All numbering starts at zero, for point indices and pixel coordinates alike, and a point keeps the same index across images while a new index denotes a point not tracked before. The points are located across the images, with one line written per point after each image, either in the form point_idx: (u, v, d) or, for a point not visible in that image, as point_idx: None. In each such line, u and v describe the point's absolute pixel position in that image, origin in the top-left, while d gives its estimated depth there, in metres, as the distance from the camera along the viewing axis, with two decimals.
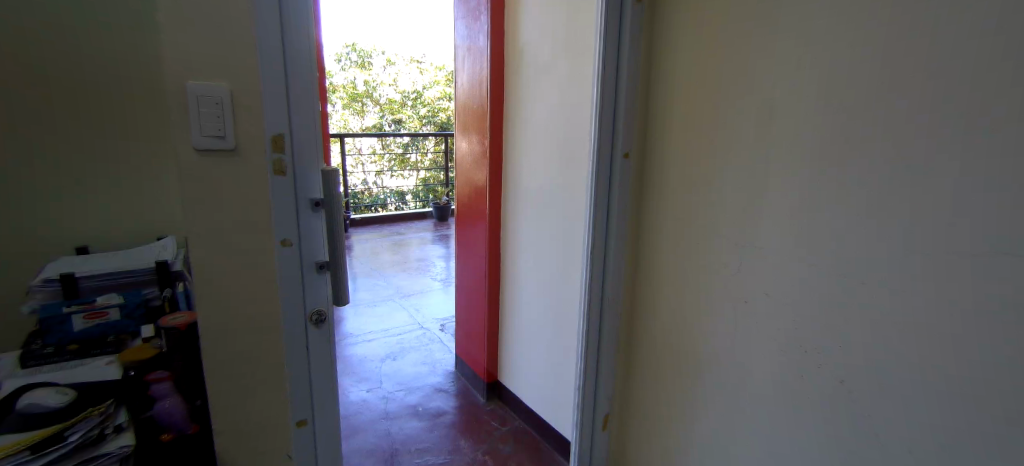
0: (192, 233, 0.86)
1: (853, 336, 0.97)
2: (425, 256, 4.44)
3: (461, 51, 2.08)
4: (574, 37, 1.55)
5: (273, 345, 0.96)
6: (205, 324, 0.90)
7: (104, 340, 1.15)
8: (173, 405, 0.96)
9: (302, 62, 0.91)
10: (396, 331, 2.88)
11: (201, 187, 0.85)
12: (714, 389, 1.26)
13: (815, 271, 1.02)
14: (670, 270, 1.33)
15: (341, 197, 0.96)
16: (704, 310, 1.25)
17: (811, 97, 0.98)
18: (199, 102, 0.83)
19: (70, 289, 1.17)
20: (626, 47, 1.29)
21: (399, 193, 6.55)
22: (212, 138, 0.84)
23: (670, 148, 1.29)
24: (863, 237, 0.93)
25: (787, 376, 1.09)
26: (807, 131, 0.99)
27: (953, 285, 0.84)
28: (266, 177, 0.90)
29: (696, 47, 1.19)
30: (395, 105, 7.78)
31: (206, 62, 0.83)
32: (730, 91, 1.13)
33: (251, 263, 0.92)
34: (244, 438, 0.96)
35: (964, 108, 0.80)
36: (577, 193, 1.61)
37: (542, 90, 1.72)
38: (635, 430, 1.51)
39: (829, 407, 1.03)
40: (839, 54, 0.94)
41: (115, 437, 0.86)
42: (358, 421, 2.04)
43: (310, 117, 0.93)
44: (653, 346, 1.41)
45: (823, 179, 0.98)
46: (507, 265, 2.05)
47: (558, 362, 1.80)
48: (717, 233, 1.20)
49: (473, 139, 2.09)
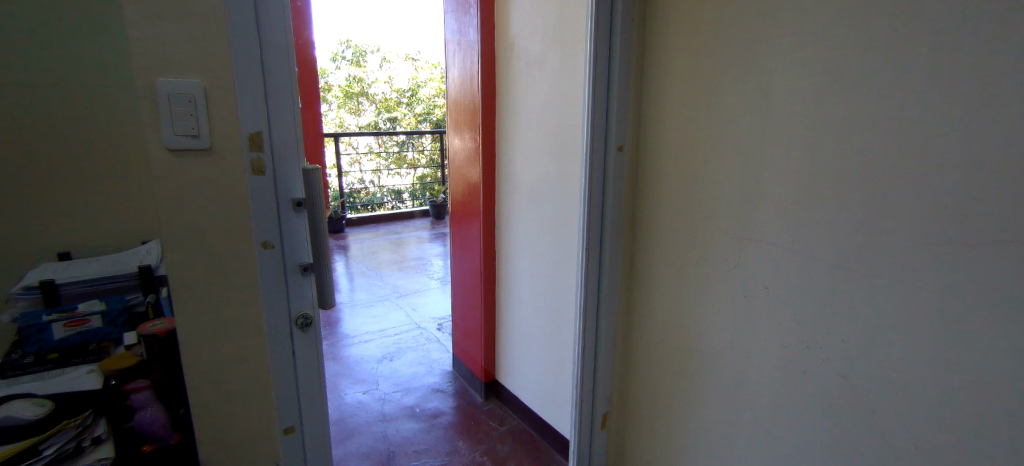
0: (167, 236, 0.82)
1: (853, 330, 0.94)
2: (423, 254, 4.42)
3: (451, 46, 2.04)
4: (566, 27, 1.51)
5: (258, 351, 0.93)
6: (185, 330, 0.87)
7: (85, 348, 1.12)
8: (153, 414, 0.91)
9: (279, 56, 0.87)
10: (393, 331, 2.86)
11: (176, 188, 0.82)
12: (714, 385, 1.23)
13: (815, 264, 0.98)
14: (666, 264, 1.30)
15: (323, 195, 0.92)
16: (702, 305, 1.23)
17: (807, 84, 0.95)
18: (170, 99, 0.79)
19: (50, 297, 1.14)
20: (618, 34, 1.25)
21: (396, 192, 6.52)
22: (186, 137, 0.81)
23: (665, 139, 1.25)
24: (863, 228, 0.90)
25: (788, 372, 1.06)
26: (803, 119, 0.96)
27: (956, 276, 0.81)
28: (245, 177, 0.87)
29: (690, 36, 1.16)
30: (390, 103, 7.75)
31: (177, 58, 0.79)
32: (725, 81, 1.09)
33: (231, 265, 0.88)
34: (228, 446, 0.93)
35: (963, 92, 0.77)
36: (571, 187, 1.58)
37: (534, 84, 1.68)
38: (635, 428, 1.49)
39: (831, 404, 0.99)
40: (834, 40, 0.90)
41: (92, 449, 0.84)
42: (354, 423, 2.01)
43: (290, 114, 0.90)
44: (651, 343, 1.38)
45: (821, 167, 0.94)
46: (502, 263, 2.02)
47: (555, 359, 1.77)
48: (714, 225, 1.16)
49: (465, 135, 2.05)
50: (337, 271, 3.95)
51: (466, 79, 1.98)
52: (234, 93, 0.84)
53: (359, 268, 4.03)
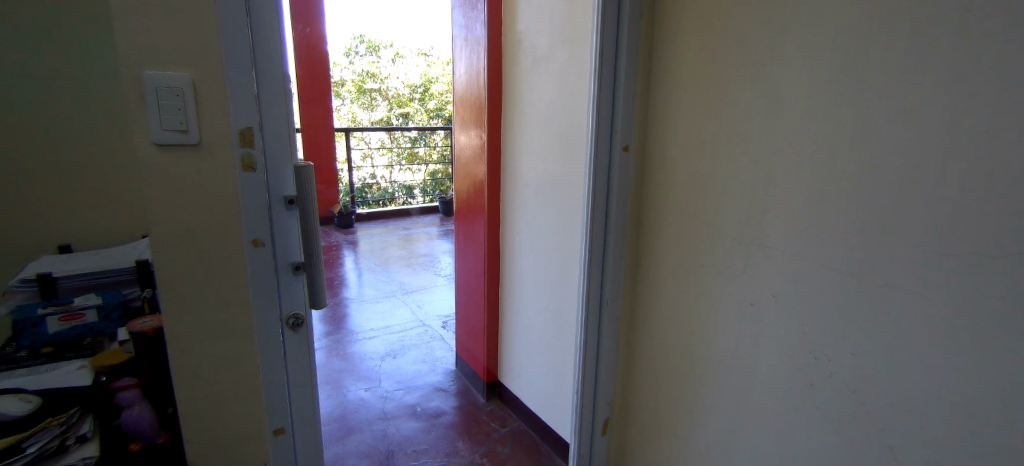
0: (155, 233, 0.81)
1: (864, 343, 0.89)
2: (431, 251, 4.41)
3: (458, 41, 2.01)
4: (574, 23, 1.47)
5: (248, 351, 0.91)
6: (173, 328, 0.85)
7: (79, 343, 1.11)
8: (140, 412, 0.89)
9: (271, 51, 0.85)
10: (398, 328, 2.84)
11: (162, 184, 0.80)
12: (718, 395, 1.19)
13: (825, 273, 0.94)
14: (672, 268, 1.26)
15: (315, 194, 0.90)
16: (707, 312, 1.19)
17: (819, 84, 0.90)
18: (158, 94, 0.77)
19: (47, 290, 1.14)
20: (626, 30, 1.21)
21: (407, 188, 6.52)
22: (174, 132, 0.79)
23: (672, 139, 1.21)
24: (876, 236, 0.85)
25: (795, 385, 1.02)
26: (815, 121, 0.91)
27: (977, 289, 0.76)
28: (235, 173, 0.85)
29: (698, 34, 1.11)
30: (402, 99, 7.75)
31: (165, 51, 0.77)
32: (734, 80, 1.05)
33: (220, 264, 0.87)
34: (215, 448, 0.92)
35: (988, 92, 0.72)
36: (576, 187, 1.54)
37: (541, 81, 1.65)
38: (637, 435, 1.45)
39: (840, 420, 0.95)
40: (848, 36, 0.86)
41: (77, 448, 0.83)
42: (354, 421, 2.00)
43: (281, 110, 0.88)
44: (655, 349, 1.34)
45: (833, 171, 0.89)
46: (506, 262, 1.99)
47: (557, 362, 1.74)
48: (722, 229, 1.12)
49: (471, 132, 2.02)
50: (344, 267, 3.95)
51: (473, 76, 1.95)
52: (224, 88, 0.82)
53: (365, 264, 4.03)
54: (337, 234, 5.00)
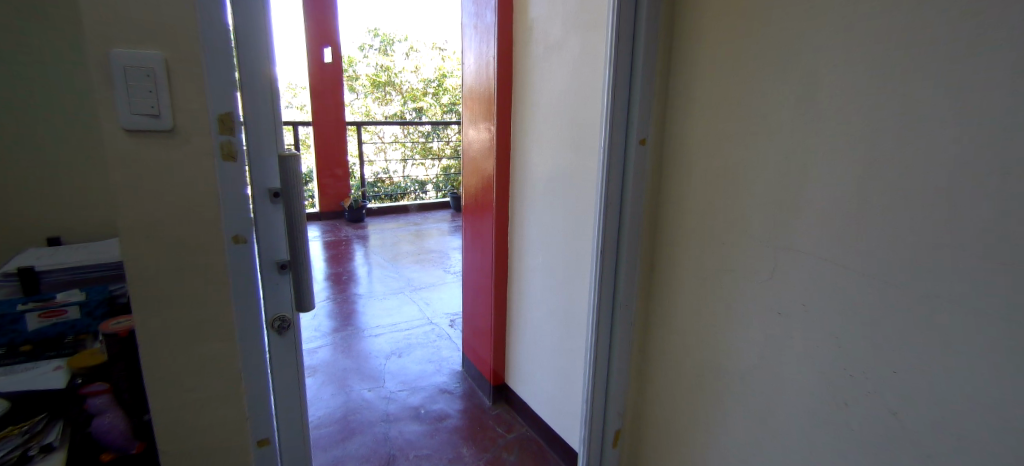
0: (124, 227, 0.74)
1: (909, 360, 0.79)
2: (442, 247, 4.34)
3: (467, 30, 1.93)
4: (588, 8, 1.37)
5: (227, 357, 0.84)
6: (145, 331, 0.78)
7: (60, 341, 1.07)
8: (112, 419, 0.85)
9: (253, 30, 0.78)
10: (404, 326, 2.78)
11: (132, 173, 0.73)
12: (740, 410, 1.09)
13: (864, 281, 0.84)
14: (691, 271, 1.17)
15: (301, 186, 0.83)
16: (729, 321, 1.09)
17: (862, 69, 0.80)
18: (125, 74, 0.70)
19: (29, 285, 1.05)
20: (644, 13, 1.12)
21: (420, 182, 6.47)
22: (143, 116, 0.72)
23: (693, 132, 1.11)
24: (927, 242, 0.75)
25: (827, 404, 0.92)
26: (856, 111, 0.82)
27: None
28: (212, 163, 0.78)
29: (724, 15, 1.01)
30: (416, 93, 7.68)
31: (131, 27, 0.70)
32: (765, 65, 0.95)
33: (196, 262, 0.79)
34: (192, 459, 0.85)
35: None
36: (588, 183, 1.45)
37: (552, 70, 1.55)
38: (650, 449, 1.36)
39: (878, 446, 0.85)
40: (896, 15, 0.76)
41: (42, 458, 0.75)
42: (356, 423, 1.94)
43: (264, 95, 0.80)
44: (671, 358, 1.25)
45: (877, 167, 0.80)
46: (515, 261, 1.90)
47: (566, 367, 1.65)
48: (747, 231, 1.02)
49: (480, 125, 1.94)
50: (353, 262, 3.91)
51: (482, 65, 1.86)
52: (200, 70, 0.75)
53: (374, 260, 3.98)
54: (347, 229, 4.97)
